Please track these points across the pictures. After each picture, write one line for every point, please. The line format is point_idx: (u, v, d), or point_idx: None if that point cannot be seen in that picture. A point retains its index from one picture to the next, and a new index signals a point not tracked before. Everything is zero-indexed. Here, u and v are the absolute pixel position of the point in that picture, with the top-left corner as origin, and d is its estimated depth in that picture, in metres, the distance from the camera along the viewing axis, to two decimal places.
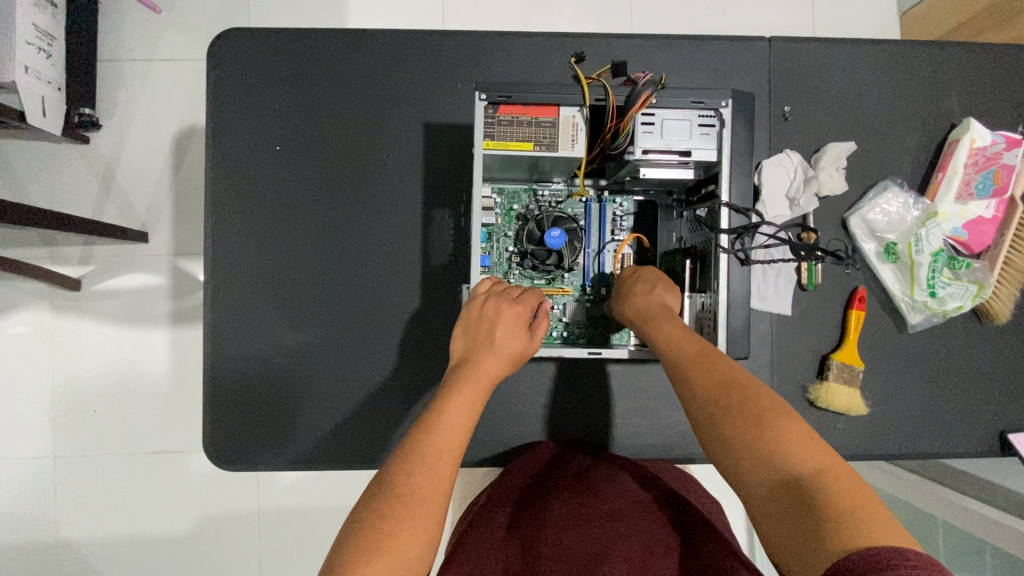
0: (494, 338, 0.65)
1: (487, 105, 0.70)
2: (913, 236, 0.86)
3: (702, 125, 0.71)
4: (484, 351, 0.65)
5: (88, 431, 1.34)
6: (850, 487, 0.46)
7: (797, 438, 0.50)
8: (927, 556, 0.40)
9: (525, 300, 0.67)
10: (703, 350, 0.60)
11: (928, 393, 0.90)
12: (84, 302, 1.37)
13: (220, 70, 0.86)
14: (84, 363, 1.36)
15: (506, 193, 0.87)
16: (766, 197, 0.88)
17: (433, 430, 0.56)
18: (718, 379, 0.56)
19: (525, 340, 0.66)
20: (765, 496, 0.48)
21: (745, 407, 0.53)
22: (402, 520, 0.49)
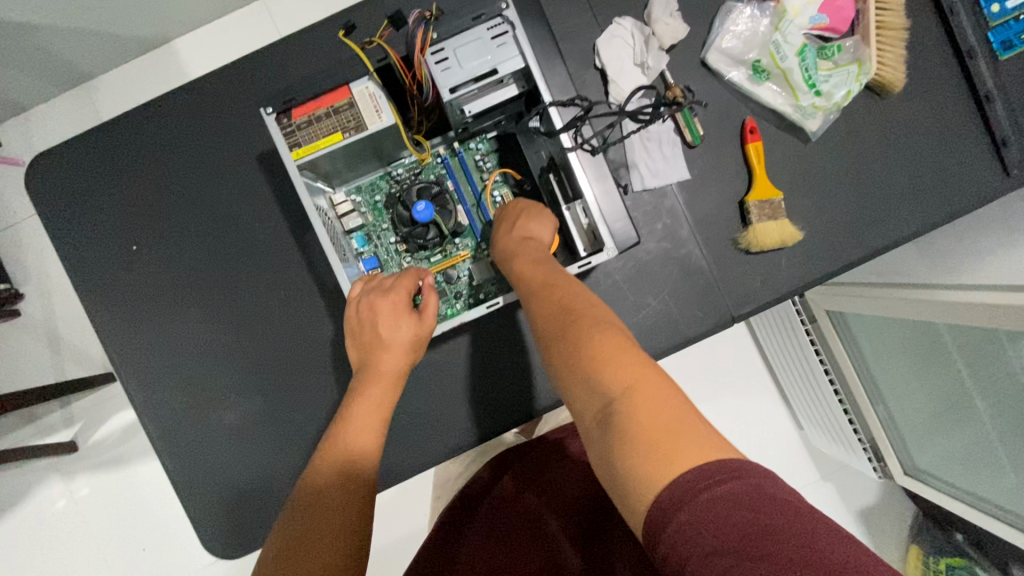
0: (377, 333, 0.64)
1: (279, 116, 0.67)
2: (771, 44, 0.81)
3: (494, 37, 0.67)
4: (375, 352, 0.63)
5: (149, 564, 1.45)
6: (663, 403, 0.42)
7: (616, 358, 0.45)
8: (733, 480, 0.37)
9: (403, 283, 0.66)
10: (549, 279, 0.57)
11: (857, 191, 0.86)
12: (88, 458, 1.45)
13: (45, 199, 0.84)
14: (116, 509, 1.45)
15: (365, 189, 0.84)
16: (614, 75, 0.84)
17: (341, 442, 0.56)
18: (555, 308, 0.53)
19: (414, 325, 0.64)
20: (590, 424, 0.45)
21: (570, 335, 0.49)
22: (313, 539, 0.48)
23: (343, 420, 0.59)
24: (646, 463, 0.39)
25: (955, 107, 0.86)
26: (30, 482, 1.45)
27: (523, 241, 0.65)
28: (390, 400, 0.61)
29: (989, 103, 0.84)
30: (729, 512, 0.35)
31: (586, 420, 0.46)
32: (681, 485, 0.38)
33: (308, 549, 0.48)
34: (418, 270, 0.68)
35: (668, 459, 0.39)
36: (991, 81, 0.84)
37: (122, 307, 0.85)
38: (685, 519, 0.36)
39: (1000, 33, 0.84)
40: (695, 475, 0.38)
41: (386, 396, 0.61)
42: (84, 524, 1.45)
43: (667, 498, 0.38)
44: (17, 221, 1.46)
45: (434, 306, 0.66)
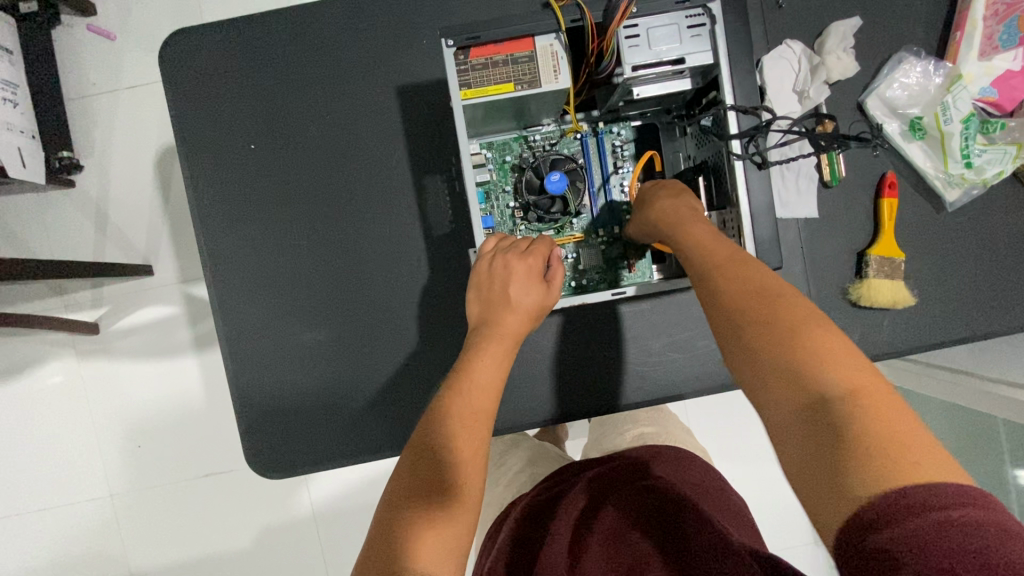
0: (506, 300, 0.63)
1: (456, 51, 0.65)
2: (939, 105, 0.79)
3: (691, 26, 0.65)
4: (500, 316, 0.63)
5: (137, 464, 1.43)
6: (881, 419, 0.43)
7: (835, 358, 0.46)
8: (969, 500, 0.37)
9: (538, 250, 0.64)
10: (727, 262, 0.57)
11: (977, 272, 0.85)
12: (109, 343, 1.44)
13: (175, 72, 0.82)
14: (121, 402, 1.43)
15: (496, 146, 0.81)
16: (773, 95, 0.81)
17: (457, 400, 0.56)
18: (751, 292, 0.54)
19: (546, 296, 0.64)
20: (790, 422, 0.46)
21: (771, 320, 0.50)
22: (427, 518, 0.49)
23: (465, 377, 0.58)
24: (877, 467, 0.40)
25: None
26: (42, 353, 1.43)
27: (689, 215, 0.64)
28: (504, 368, 0.61)
29: None
30: (962, 535, 0.35)
31: (781, 417, 0.46)
32: (910, 495, 0.38)
33: (426, 504, 0.50)
34: (547, 242, 0.66)
35: (895, 464, 0.40)
36: None
37: (224, 201, 0.83)
38: (914, 526, 0.36)
39: None
40: (926, 490, 0.38)
41: (505, 356, 0.61)
42: (88, 408, 1.43)
43: (887, 501, 0.38)
44: (93, 91, 1.43)
45: (559, 281, 0.65)
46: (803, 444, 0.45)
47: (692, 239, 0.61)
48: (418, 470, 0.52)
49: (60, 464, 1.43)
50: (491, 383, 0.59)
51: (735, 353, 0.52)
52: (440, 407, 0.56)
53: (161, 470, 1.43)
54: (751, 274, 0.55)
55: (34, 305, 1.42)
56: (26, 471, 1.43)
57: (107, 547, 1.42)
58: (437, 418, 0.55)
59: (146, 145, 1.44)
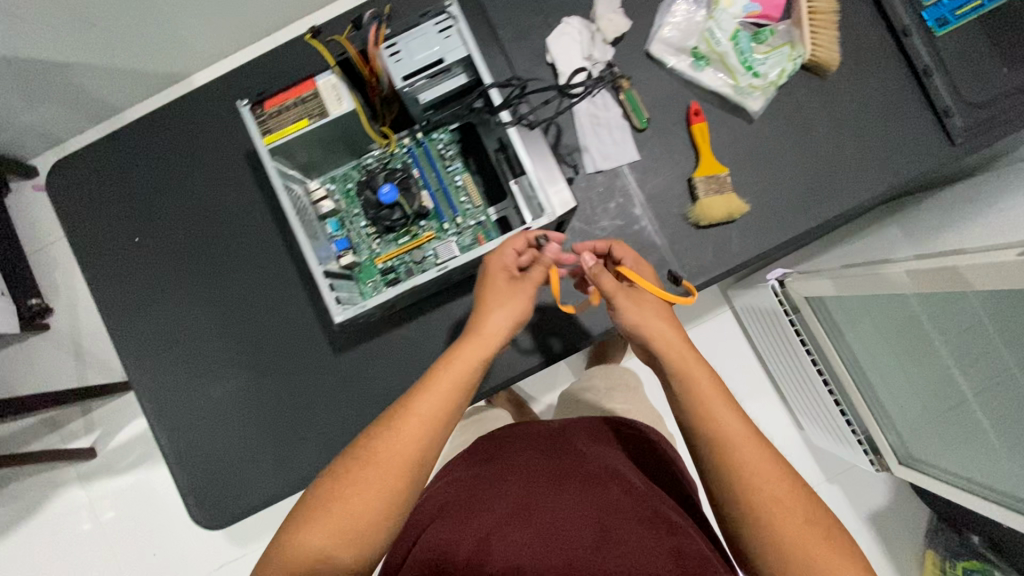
0: (486, 307, 0.72)
1: (253, 108, 0.75)
2: (706, 31, 0.88)
3: (441, 30, 0.75)
4: (479, 315, 0.72)
5: (156, 568, 1.50)
6: (796, 515, 0.57)
7: (797, 503, 0.58)
8: None
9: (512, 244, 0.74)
10: (682, 369, 0.66)
11: (801, 168, 0.91)
12: (107, 461, 1.54)
13: (61, 199, 0.95)
14: (129, 513, 1.52)
15: (338, 178, 0.91)
16: (563, 67, 0.91)
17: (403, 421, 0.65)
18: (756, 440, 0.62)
19: (525, 304, 0.72)
20: (774, 518, 0.57)
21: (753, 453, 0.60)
22: (344, 509, 0.61)
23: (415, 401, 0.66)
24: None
25: (896, 83, 0.91)
26: (50, 487, 1.54)
27: (651, 314, 0.69)
28: (467, 386, 0.69)
29: (929, 77, 0.90)
30: None
31: (718, 485, 0.61)
32: None
33: (370, 497, 0.62)
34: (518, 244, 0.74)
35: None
36: (927, 56, 0.90)
37: (127, 295, 0.94)
38: None
39: (934, 11, 0.90)
40: None
41: (451, 386, 0.68)
42: (99, 527, 1.52)
43: None
44: (46, 241, 1.59)
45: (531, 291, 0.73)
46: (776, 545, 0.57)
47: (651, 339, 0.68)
48: (371, 468, 0.63)
49: None
50: (449, 399, 0.67)
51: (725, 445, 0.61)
52: (403, 421, 0.65)
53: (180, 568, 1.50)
54: (707, 391, 0.64)
55: (35, 444, 1.54)
56: None
57: None
58: (392, 430, 0.65)
59: None
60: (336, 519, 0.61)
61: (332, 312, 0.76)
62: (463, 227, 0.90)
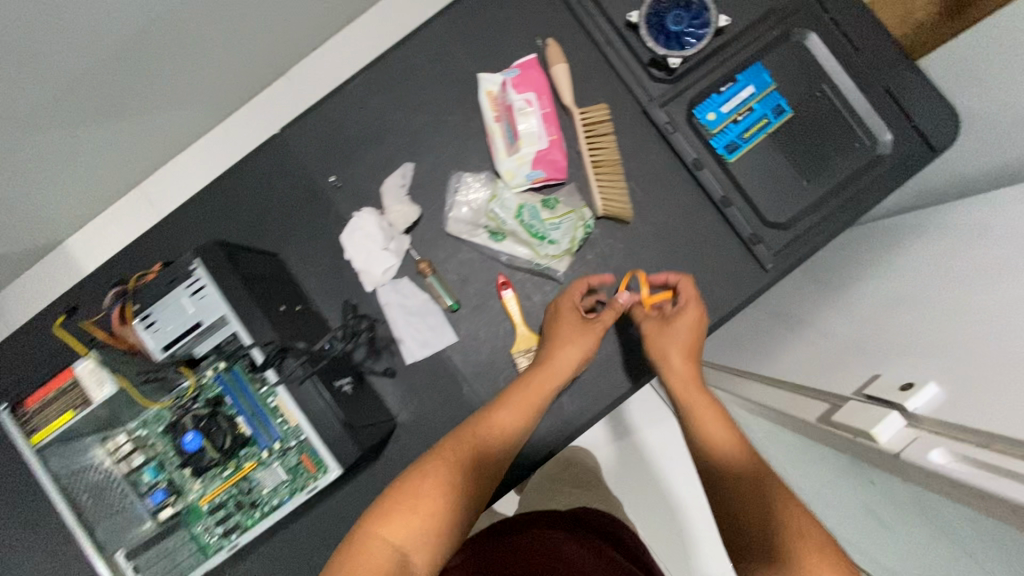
0: (554, 342, 0.81)
1: (15, 408, 0.72)
2: (492, 210, 0.86)
3: (193, 293, 0.72)
4: (553, 353, 0.81)
5: None
6: (804, 515, 0.65)
7: (800, 514, 0.66)
8: None
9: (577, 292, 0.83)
10: (687, 398, 0.82)
11: (621, 318, 0.89)
12: None
13: None
14: None
15: (150, 420, 0.87)
16: (363, 265, 0.89)
17: (488, 419, 0.76)
18: (753, 459, 0.74)
19: (592, 341, 0.82)
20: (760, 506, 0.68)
21: (749, 479, 0.71)
22: (441, 478, 0.69)
23: (495, 409, 0.77)
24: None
25: (700, 216, 0.89)
26: None
27: (684, 337, 0.82)
28: (539, 404, 0.79)
29: (729, 207, 0.89)
30: None
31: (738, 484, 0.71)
32: None
33: (466, 490, 0.70)
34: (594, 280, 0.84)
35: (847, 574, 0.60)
36: (721, 187, 0.88)
37: None
38: None
39: (722, 139, 0.89)
40: None
41: (529, 399, 0.78)
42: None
43: None
44: None
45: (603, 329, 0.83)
46: (782, 529, 0.65)
47: (671, 377, 0.83)
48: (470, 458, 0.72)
49: None
50: (531, 417, 0.78)
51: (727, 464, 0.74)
52: (496, 424, 0.76)
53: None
54: (710, 417, 0.79)
55: None
56: None
57: None
58: (490, 423, 0.75)
59: None
60: (423, 519, 0.66)
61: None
62: (286, 449, 0.85)
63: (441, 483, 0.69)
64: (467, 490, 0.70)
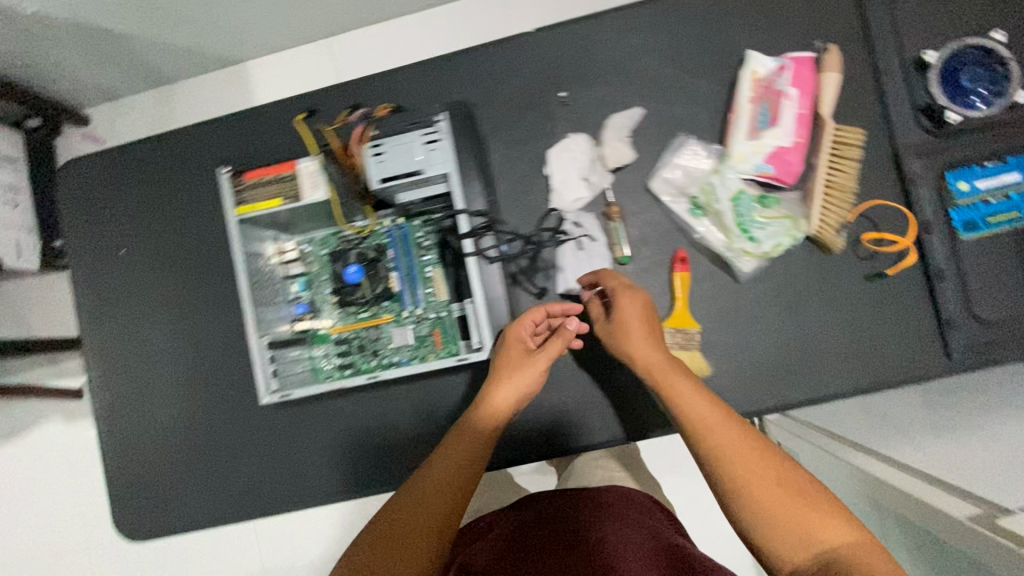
0: (495, 377, 0.79)
1: (234, 176, 0.77)
2: (709, 184, 0.84)
3: (427, 142, 0.74)
4: (490, 393, 0.78)
5: None
6: (785, 497, 0.62)
7: (787, 484, 0.63)
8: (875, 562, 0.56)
9: (534, 315, 0.80)
10: (664, 379, 0.73)
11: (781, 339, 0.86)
12: None
13: (67, 197, 0.99)
14: None
15: (316, 241, 0.92)
16: (558, 184, 0.88)
17: (439, 454, 0.72)
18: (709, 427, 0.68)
19: (545, 366, 0.79)
20: (766, 502, 0.62)
21: (738, 466, 0.65)
22: (403, 509, 0.67)
23: (463, 426, 0.75)
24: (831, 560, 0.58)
25: (902, 278, 0.85)
26: None
27: (637, 342, 0.76)
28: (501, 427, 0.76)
29: (940, 281, 0.83)
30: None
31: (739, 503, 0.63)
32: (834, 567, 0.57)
33: (418, 531, 0.65)
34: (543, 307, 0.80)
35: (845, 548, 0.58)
36: (943, 258, 0.83)
37: (103, 299, 0.99)
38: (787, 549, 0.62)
39: (964, 212, 0.82)
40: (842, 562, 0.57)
41: (496, 415, 0.76)
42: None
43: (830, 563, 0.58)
44: None
45: (547, 363, 0.79)
46: (787, 526, 0.60)
47: (638, 362, 0.76)
48: (428, 491, 0.68)
49: None
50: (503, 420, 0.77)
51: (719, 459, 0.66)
52: (450, 455, 0.72)
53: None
54: (715, 423, 0.68)
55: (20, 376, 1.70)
56: None
57: None
58: (443, 456, 0.72)
59: None
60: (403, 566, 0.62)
61: (260, 393, 0.88)
62: (423, 317, 0.90)
63: (405, 523, 0.65)
64: (449, 507, 0.68)
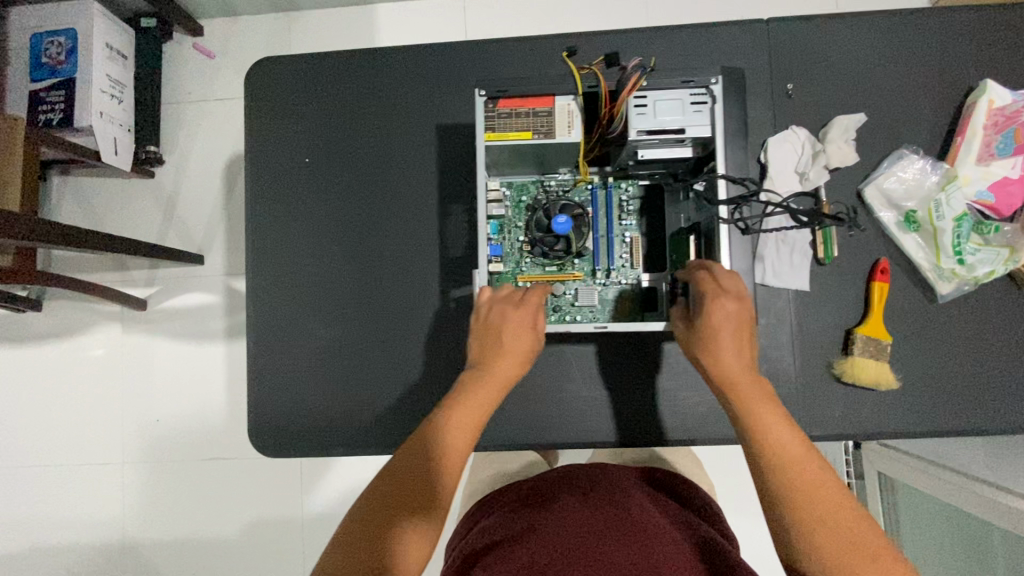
0: (497, 362, 0.78)
1: (487, 100, 0.75)
2: (932, 201, 0.85)
3: (694, 103, 0.73)
4: (497, 364, 0.78)
5: (166, 447, 1.63)
6: (826, 496, 0.63)
7: (812, 492, 0.63)
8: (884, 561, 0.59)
9: (529, 305, 0.78)
10: (742, 402, 0.69)
11: (964, 367, 0.87)
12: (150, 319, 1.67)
13: (257, 93, 0.97)
14: (160, 381, 1.64)
15: (515, 187, 0.91)
16: (774, 172, 0.88)
17: (455, 405, 0.75)
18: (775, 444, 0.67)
19: (528, 336, 0.79)
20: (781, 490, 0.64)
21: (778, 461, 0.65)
22: (402, 477, 0.69)
23: (455, 403, 0.75)
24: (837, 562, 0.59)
25: None
26: (91, 320, 1.67)
27: (734, 369, 0.70)
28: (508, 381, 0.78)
29: None
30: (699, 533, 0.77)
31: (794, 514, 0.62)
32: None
33: (385, 517, 0.66)
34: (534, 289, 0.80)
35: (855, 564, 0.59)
36: None
37: (276, 202, 0.96)
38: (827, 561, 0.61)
39: None
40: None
41: (492, 395, 0.77)
42: (120, 365, 1.65)
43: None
44: (189, 100, 1.70)
45: (535, 317, 0.79)
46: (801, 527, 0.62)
47: (718, 378, 0.71)
48: (444, 462, 0.71)
49: (95, 433, 1.64)
50: (487, 409, 0.76)
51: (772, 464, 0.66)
52: (424, 456, 0.71)
53: (192, 431, 1.63)
54: (777, 428, 0.67)
55: (93, 275, 1.66)
56: (85, 424, 1.65)
57: (121, 520, 1.62)
58: (443, 434, 0.73)
59: (223, 149, 1.69)
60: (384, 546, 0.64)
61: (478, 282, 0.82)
62: (613, 280, 0.88)
63: (388, 494, 0.68)
64: (435, 488, 0.69)
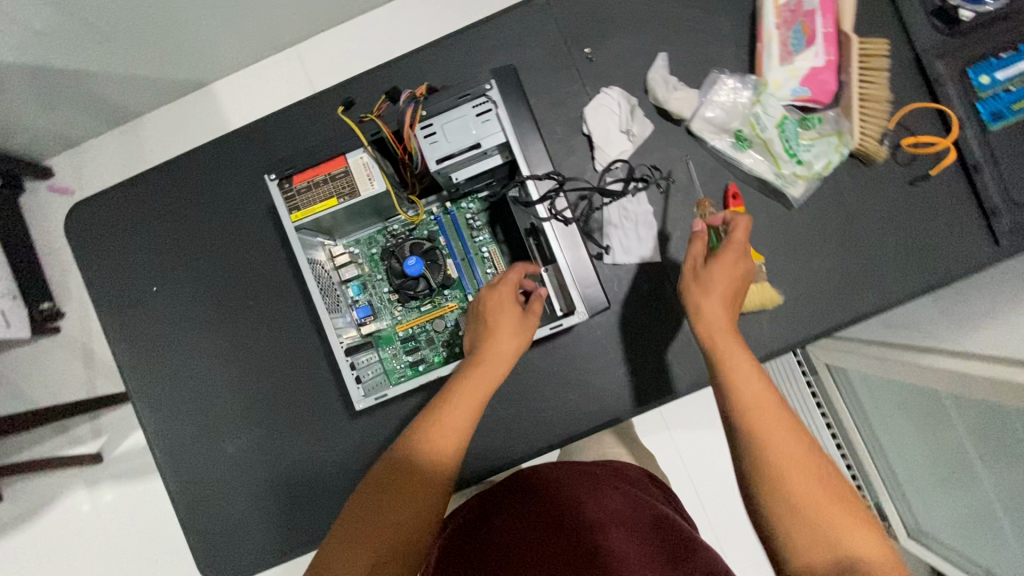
0: (490, 337, 0.73)
1: (281, 182, 0.76)
2: (751, 115, 0.84)
3: (479, 114, 0.73)
4: (496, 343, 0.72)
5: None
6: (813, 478, 0.56)
7: (808, 477, 0.56)
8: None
9: (512, 280, 0.75)
10: (716, 344, 0.65)
11: (838, 255, 0.88)
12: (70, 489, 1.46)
13: (84, 242, 0.94)
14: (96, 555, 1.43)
15: (363, 241, 0.89)
16: (600, 142, 0.88)
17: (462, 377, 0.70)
18: (766, 407, 0.60)
19: (522, 314, 0.75)
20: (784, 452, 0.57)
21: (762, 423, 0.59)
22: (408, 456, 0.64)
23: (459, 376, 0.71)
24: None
25: (942, 176, 0.87)
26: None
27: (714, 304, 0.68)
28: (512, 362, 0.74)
29: (978, 172, 0.84)
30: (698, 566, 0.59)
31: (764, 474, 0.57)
32: None
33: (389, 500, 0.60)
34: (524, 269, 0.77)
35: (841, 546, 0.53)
36: (978, 150, 0.83)
37: (142, 340, 0.94)
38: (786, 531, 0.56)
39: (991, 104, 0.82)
40: None
41: (498, 368, 0.71)
42: (50, 554, 1.43)
43: None
44: None
45: (535, 317, 0.75)
46: (779, 491, 0.56)
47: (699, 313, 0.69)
48: (451, 439, 0.65)
49: None
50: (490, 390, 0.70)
51: (755, 429, 0.59)
52: (429, 436, 0.65)
53: None
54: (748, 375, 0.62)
55: None
56: None
57: None
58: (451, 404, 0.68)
59: None
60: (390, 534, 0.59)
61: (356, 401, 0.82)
62: None
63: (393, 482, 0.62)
64: (440, 477, 0.63)
